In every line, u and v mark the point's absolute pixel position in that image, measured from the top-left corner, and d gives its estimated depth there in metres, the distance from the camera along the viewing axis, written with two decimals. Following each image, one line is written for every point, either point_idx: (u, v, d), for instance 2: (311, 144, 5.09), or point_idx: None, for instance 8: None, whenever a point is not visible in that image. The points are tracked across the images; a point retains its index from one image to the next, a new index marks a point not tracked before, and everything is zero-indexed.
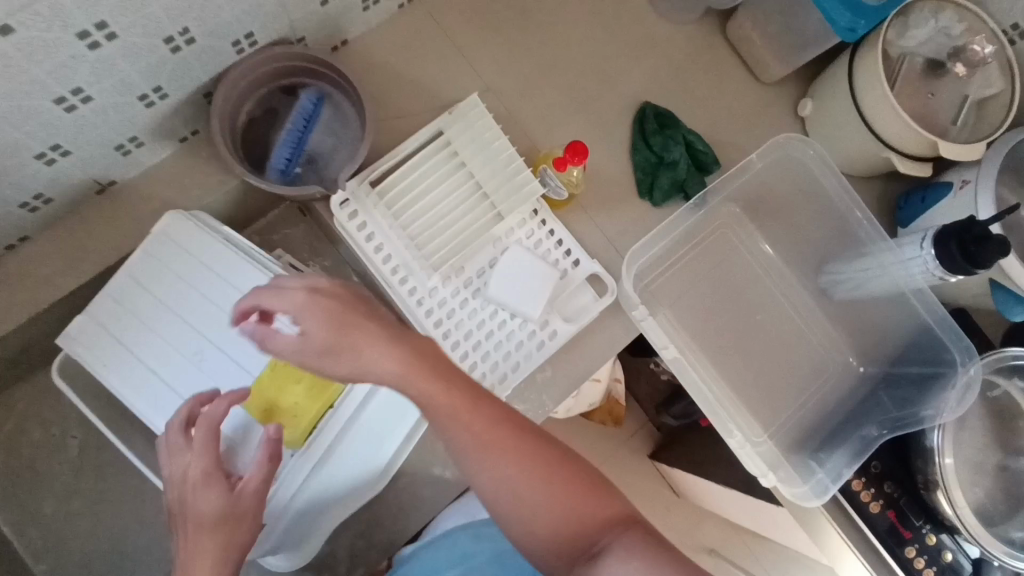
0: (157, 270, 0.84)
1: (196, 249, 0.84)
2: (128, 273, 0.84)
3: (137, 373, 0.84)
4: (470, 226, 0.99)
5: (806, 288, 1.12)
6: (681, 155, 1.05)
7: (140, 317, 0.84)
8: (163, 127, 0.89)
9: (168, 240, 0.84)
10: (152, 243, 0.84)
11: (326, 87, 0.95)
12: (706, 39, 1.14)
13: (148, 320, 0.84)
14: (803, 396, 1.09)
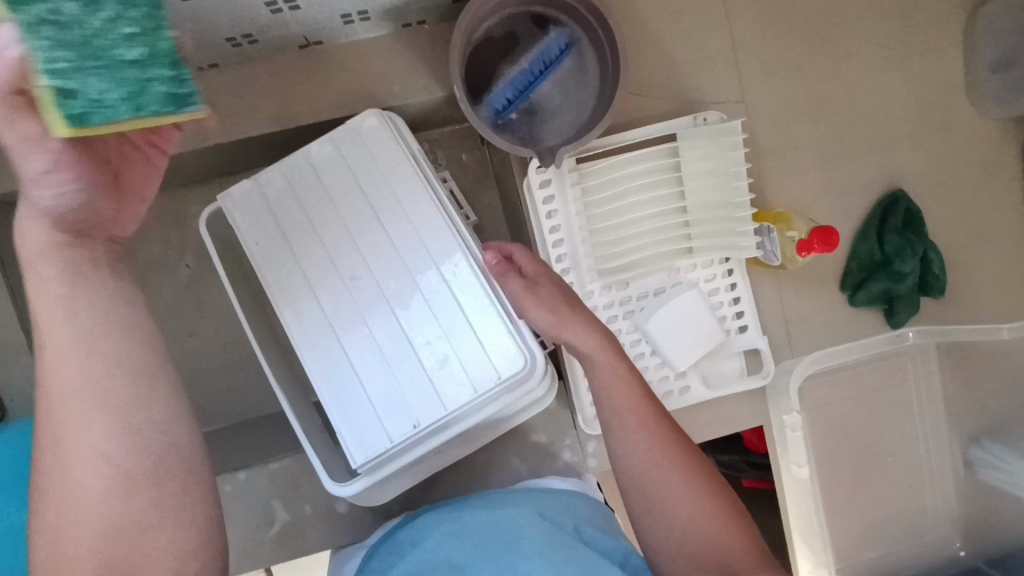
0: (339, 165, 0.78)
1: (384, 159, 0.77)
2: (308, 158, 0.78)
3: (287, 264, 0.76)
4: (658, 246, 0.89)
5: (953, 452, 0.98)
6: (914, 269, 0.91)
7: (306, 208, 0.77)
8: (398, 9, 0.78)
9: (360, 140, 0.78)
10: (342, 137, 0.78)
11: (579, 35, 0.81)
12: (999, 146, 0.96)
13: (313, 213, 0.77)
14: (895, 555, 0.99)
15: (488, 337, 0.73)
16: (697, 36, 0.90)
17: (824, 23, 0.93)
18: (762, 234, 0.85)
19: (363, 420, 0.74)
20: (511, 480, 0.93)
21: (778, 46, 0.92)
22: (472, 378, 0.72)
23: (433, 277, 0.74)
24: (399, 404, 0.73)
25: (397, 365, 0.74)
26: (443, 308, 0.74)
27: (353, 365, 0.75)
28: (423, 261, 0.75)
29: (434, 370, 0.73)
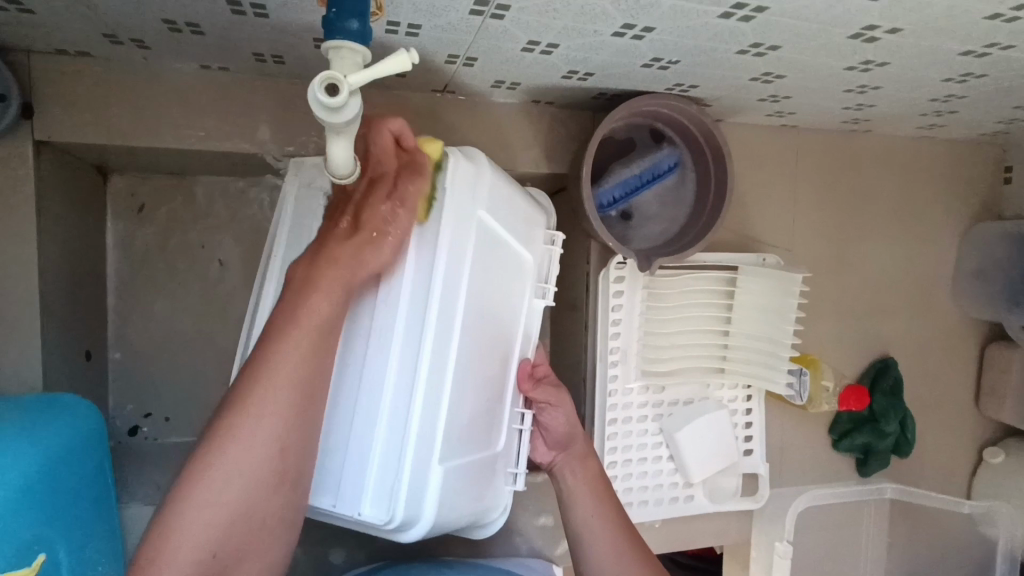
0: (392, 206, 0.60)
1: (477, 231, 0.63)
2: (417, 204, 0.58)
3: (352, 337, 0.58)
4: (697, 361, 0.94)
5: None
6: (895, 430, 1.03)
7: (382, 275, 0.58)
8: (544, 91, 0.81)
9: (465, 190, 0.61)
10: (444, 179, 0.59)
11: (687, 160, 0.89)
12: (961, 338, 1.15)
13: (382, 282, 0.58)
14: None
15: (391, 458, 0.55)
16: (768, 184, 1.01)
17: (864, 204, 1.07)
18: (794, 374, 0.95)
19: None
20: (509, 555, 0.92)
21: (827, 212, 1.05)
22: (343, 488, 0.56)
23: (372, 359, 0.57)
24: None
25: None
26: (373, 386, 0.57)
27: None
28: (380, 325, 0.57)
29: (329, 466, 0.57)
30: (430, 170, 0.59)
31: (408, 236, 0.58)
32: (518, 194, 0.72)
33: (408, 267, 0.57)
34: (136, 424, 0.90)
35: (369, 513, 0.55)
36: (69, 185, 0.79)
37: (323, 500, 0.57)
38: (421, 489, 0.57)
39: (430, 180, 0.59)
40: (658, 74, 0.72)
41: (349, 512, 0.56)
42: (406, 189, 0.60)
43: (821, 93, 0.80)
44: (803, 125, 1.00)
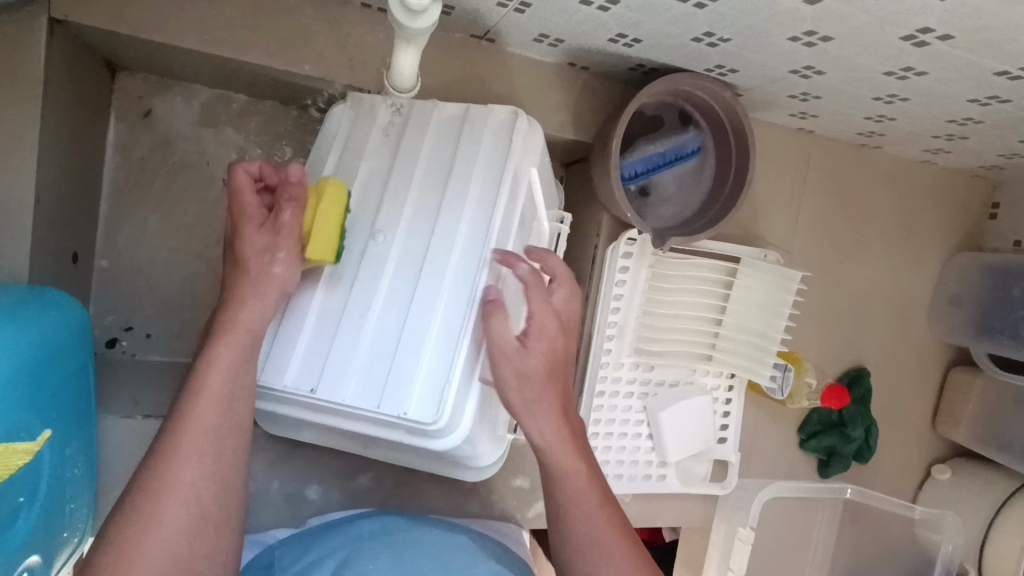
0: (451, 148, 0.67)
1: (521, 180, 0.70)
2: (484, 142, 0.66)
3: (412, 255, 0.64)
4: (687, 345, 0.96)
5: None
6: (860, 435, 1.07)
7: (449, 200, 0.64)
8: (584, 54, 0.80)
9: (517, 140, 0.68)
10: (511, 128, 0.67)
11: (709, 146, 0.90)
12: (928, 359, 1.21)
13: (448, 206, 0.64)
14: None
15: (443, 365, 0.60)
16: (777, 185, 1.03)
17: (861, 218, 1.11)
18: (779, 370, 0.98)
19: (306, 367, 0.63)
20: (483, 513, 0.93)
21: (826, 219, 1.08)
22: (389, 389, 0.60)
23: (434, 279, 0.62)
24: (336, 375, 0.61)
25: (342, 333, 0.62)
26: (431, 300, 0.62)
27: (337, 332, 0.63)
28: (442, 253, 0.63)
29: (375, 371, 0.61)
30: (499, 115, 0.67)
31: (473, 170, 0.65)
32: (550, 165, 0.78)
33: (475, 197, 0.64)
34: (115, 336, 0.86)
35: (415, 413, 0.59)
36: (77, 73, 0.74)
37: (366, 401, 0.60)
38: (463, 400, 0.61)
39: (498, 125, 0.67)
40: (704, 51, 0.73)
41: (393, 412, 0.59)
42: (473, 128, 0.67)
43: (848, 98, 0.82)
44: (818, 131, 1.03)
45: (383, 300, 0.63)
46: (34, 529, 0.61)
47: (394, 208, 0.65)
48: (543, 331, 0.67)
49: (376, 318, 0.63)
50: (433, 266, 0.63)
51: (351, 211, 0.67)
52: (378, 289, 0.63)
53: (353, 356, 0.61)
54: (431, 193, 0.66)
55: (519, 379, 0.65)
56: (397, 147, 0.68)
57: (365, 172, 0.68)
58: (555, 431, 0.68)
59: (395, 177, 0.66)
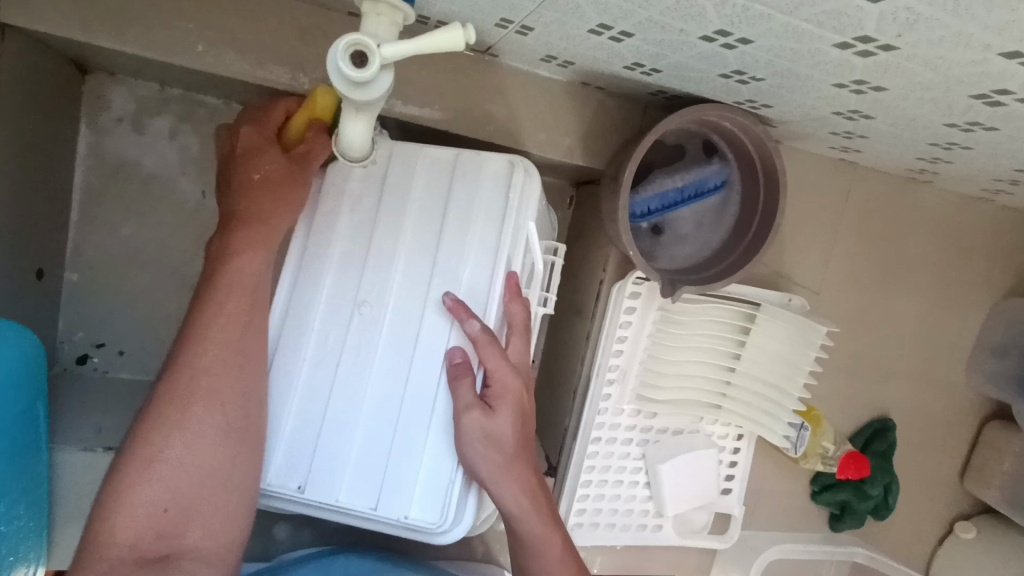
0: (442, 211, 0.64)
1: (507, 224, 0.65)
2: (478, 205, 0.63)
3: (404, 334, 0.63)
4: (696, 396, 0.88)
5: None
6: (877, 494, 0.99)
7: (438, 271, 0.63)
8: (597, 76, 0.71)
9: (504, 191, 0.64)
10: (502, 184, 0.63)
11: (735, 182, 0.80)
12: (961, 410, 1.11)
13: (438, 280, 0.63)
14: None
15: (443, 461, 0.61)
16: (810, 221, 0.93)
17: (902, 258, 1.00)
18: (794, 429, 0.90)
19: (290, 463, 0.61)
20: (462, 556, 0.88)
21: (863, 259, 0.98)
22: (387, 483, 0.61)
23: (429, 368, 0.62)
24: (326, 477, 0.61)
25: (330, 423, 0.61)
26: (424, 390, 0.62)
27: (322, 420, 0.62)
28: (438, 338, 0.62)
29: (371, 468, 0.61)
30: (490, 171, 0.63)
31: (465, 246, 0.63)
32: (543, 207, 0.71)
33: (466, 267, 0.63)
34: (86, 352, 0.82)
35: (418, 517, 0.60)
36: (39, 81, 0.68)
37: (365, 494, 0.61)
38: (465, 495, 0.62)
39: (493, 178, 0.64)
40: (734, 86, 0.63)
41: (396, 516, 0.60)
42: (463, 192, 0.64)
43: (900, 140, 0.71)
44: (863, 163, 0.91)
45: (371, 387, 0.62)
46: None
47: (379, 282, 0.63)
48: (508, 393, 0.61)
49: (369, 407, 0.62)
50: (426, 354, 0.62)
51: (328, 282, 0.64)
52: (365, 376, 0.62)
53: (348, 443, 0.61)
54: (416, 261, 0.63)
55: (485, 446, 0.59)
56: (376, 208, 0.64)
57: (341, 238, 0.64)
58: (532, 500, 0.63)
59: (377, 245, 0.63)
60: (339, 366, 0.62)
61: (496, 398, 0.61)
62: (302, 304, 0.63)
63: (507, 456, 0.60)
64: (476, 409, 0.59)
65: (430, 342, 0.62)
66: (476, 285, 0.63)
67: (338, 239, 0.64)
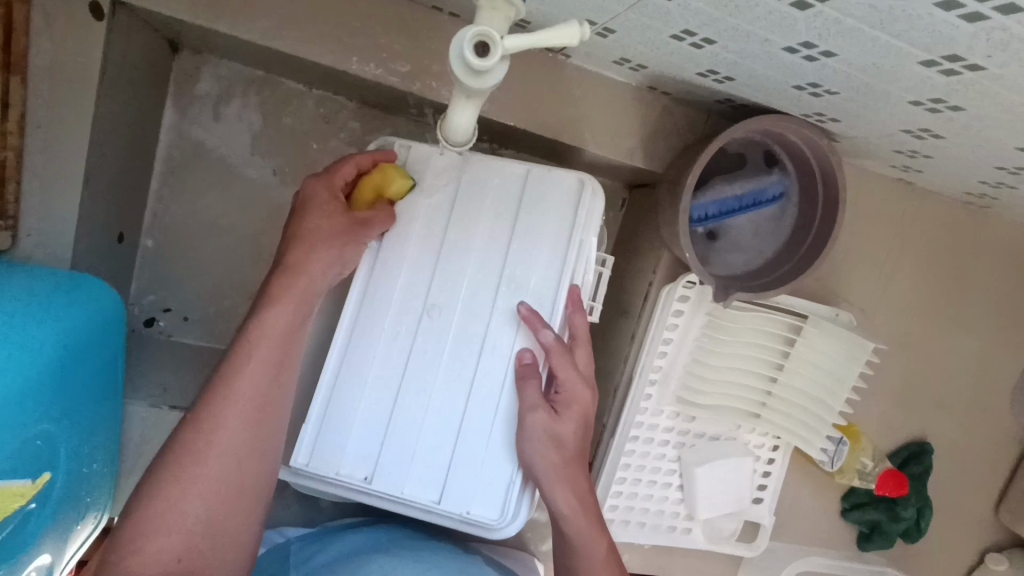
0: (513, 221, 0.68)
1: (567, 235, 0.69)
2: (547, 218, 0.68)
3: (472, 333, 0.67)
4: (736, 405, 0.90)
5: None
6: (910, 517, 0.98)
7: (506, 276, 0.68)
8: (667, 81, 0.72)
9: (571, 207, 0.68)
10: (569, 201, 0.68)
11: (794, 194, 0.81)
12: (1002, 440, 1.09)
13: (506, 284, 0.68)
14: None
15: (504, 460, 0.66)
16: (862, 239, 0.93)
17: (952, 283, 1.00)
18: (832, 442, 0.90)
19: (360, 450, 0.67)
20: (495, 542, 0.90)
21: (914, 282, 0.97)
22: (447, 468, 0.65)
23: (495, 369, 0.67)
24: (393, 468, 0.66)
25: (399, 414, 0.66)
26: (488, 389, 0.66)
27: (391, 412, 0.67)
28: (502, 338, 0.67)
29: (436, 461, 0.66)
30: (562, 188, 0.68)
31: (534, 256, 0.67)
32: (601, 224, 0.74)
33: (533, 275, 0.68)
34: (154, 316, 0.86)
35: (474, 509, 0.65)
36: (137, 55, 0.72)
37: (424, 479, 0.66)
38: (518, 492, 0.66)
39: (562, 194, 0.68)
40: (806, 99, 0.64)
41: (459, 510, 0.66)
42: (534, 204, 0.68)
43: (965, 162, 0.72)
44: (920, 184, 0.91)
45: (438, 382, 0.67)
46: (40, 519, 0.60)
47: (449, 284, 0.68)
48: (575, 400, 0.66)
49: (437, 396, 0.67)
50: (492, 355, 0.67)
51: (403, 280, 0.68)
52: (433, 371, 0.67)
53: (414, 428, 0.66)
54: (485, 265, 0.68)
55: (549, 448, 0.64)
56: (450, 215, 0.69)
57: (416, 241, 0.69)
58: (581, 499, 0.66)
59: (450, 250, 0.68)
60: (412, 358, 0.67)
61: (563, 404, 0.66)
62: (377, 298, 0.68)
63: (566, 458, 0.65)
64: (542, 411, 0.64)
65: (495, 342, 0.67)
66: (541, 291, 0.67)
67: (421, 238, 0.69)
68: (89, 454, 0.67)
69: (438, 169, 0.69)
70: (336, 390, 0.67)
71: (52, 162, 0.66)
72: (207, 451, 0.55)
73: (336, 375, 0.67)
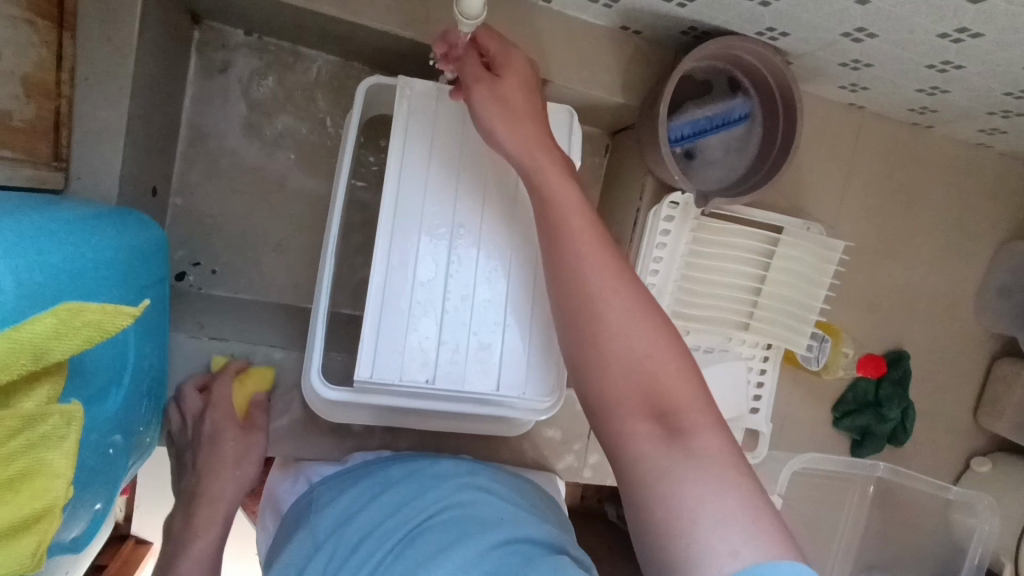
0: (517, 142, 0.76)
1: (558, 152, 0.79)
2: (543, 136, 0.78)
3: (501, 243, 0.74)
4: (729, 316, 0.98)
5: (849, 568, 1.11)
6: (895, 416, 1.06)
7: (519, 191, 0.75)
8: (637, 15, 0.83)
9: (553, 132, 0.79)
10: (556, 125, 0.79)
11: (757, 114, 0.91)
12: (974, 349, 1.19)
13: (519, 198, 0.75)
14: None
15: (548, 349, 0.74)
16: (824, 160, 1.03)
17: (910, 200, 1.10)
18: (815, 341, 1.00)
19: (420, 359, 0.70)
20: (516, 461, 0.96)
21: (875, 200, 1.08)
22: (494, 368, 0.72)
23: (524, 272, 0.74)
24: (451, 371, 0.71)
25: (449, 319, 0.71)
26: (524, 285, 0.74)
27: (442, 317, 0.71)
28: (525, 246, 0.75)
29: (486, 359, 0.72)
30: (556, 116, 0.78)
31: None
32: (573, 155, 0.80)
33: None
34: (184, 270, 0.93)
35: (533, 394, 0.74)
36: (165, 20, 0.80)
37: (480, 379, 0.72)
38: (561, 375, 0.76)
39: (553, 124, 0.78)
40: (757, 11, 0.74)
41: (515, 394, 0.73)
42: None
43: (901, 65, 0.82)
44: (870, 107, 1.02)
45: (478, 285, 0.73)
46: (122, 408, 0.61)
47: (474, 204, 0.74)
48: (509, 61, 0.67)
49: (480, 302, 0.73)
50: (519, 261, 0.74)
51: (429, 196, 0.73)
52: (469, 278, 0.73)
53: (464, 332, 0.72)
54: (497, 183, 0.75)
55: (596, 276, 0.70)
56: (460, 135, 0.74)
57: (435, 164, 0.73)
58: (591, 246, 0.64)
59: (467, 163, 0.74)
60: (451, 271, 0.72)
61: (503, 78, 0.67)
62: (409, 218, 0.72)
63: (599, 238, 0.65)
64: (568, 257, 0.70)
65: (522, 248, 0.74)
66: None
67: (443, 158, 0.74)
68: (147, 362, 0.68)
69: (435, 97, 0.74)
70: (385, 306, 0.70)
71: (96, 109, 0.73)
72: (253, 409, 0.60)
73: (382, 295, 0.70)
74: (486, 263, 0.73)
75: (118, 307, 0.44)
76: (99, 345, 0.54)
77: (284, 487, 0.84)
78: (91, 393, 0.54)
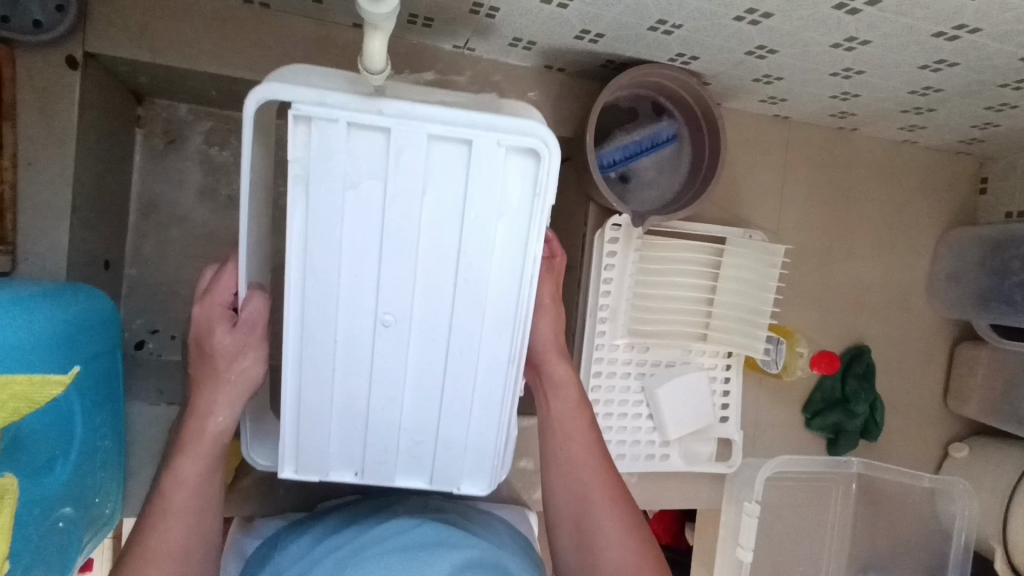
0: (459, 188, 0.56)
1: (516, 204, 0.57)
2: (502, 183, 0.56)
3: (438, 303, 0.60)
4: (684, 331, 1.00)
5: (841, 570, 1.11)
6: (864, 411, 1.07)
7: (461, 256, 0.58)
8: (556, 54, 0.88)
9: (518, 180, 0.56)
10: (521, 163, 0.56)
11: (684, 134, 0.96)
12: (934, 337, 1.21)
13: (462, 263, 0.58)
14: None
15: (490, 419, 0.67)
16: (758, 170, 1.08)
17: (848, 199, 1.14)
18: (772, 343, 1.02)
19: (347, 432, 0.66)
20: (490, 497, 0.96)
21: (813, 203, 1.12)
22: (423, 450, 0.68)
23: (467, 332, 0.62)
24: (380, 452, 0.67)
25: (377, 386, 0.63)
26: (469, 341, 0.62)
27: (367, 385, 0.63)
28: (465, 308, 0.60)
29: (420, 434, 0.67)
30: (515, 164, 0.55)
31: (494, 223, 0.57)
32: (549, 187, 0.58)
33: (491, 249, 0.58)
34: (143, 338, 0.94)
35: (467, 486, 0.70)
36: (106, 102, 0.83)
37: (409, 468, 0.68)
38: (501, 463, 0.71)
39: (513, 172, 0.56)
40: (663, 40, 0.79)
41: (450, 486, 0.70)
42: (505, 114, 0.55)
43: (808, 75, 0.87)
44: (795, 117, 1.07)
45: (411, 354, 0.63)
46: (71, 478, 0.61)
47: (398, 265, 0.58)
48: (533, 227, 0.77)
49: (413, 366, 0.63)
50: (461, 327, 0.61)
51: (345, 257, 0.58)
52: (400, 343, 0.62)
53: (394, 403, 0.64)
54: (430, 244, 0.58)
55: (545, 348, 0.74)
56: (387, 133, 0.53)
57: (349, 208, 0.55)
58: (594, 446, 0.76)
59: (389, 215, 0.56)
60: (376, 339, 0.61)
61: None
62: (322, 270, 0.58)
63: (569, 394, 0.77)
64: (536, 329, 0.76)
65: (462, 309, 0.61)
66: (499, 264, 0.59)
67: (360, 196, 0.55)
68: (101, 431, 0.69)
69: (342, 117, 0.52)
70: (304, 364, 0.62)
71: (41, 191, 0.75)
72: (210, 419, 0.65)
73: (300, 347, 0.61)
74: (422, 318, 0.61)
75: (47, 376, 0.45)
76: (41, 415, 0.55)
77: (243, 541, 0.83)
78: (35, 464, 0.55)
